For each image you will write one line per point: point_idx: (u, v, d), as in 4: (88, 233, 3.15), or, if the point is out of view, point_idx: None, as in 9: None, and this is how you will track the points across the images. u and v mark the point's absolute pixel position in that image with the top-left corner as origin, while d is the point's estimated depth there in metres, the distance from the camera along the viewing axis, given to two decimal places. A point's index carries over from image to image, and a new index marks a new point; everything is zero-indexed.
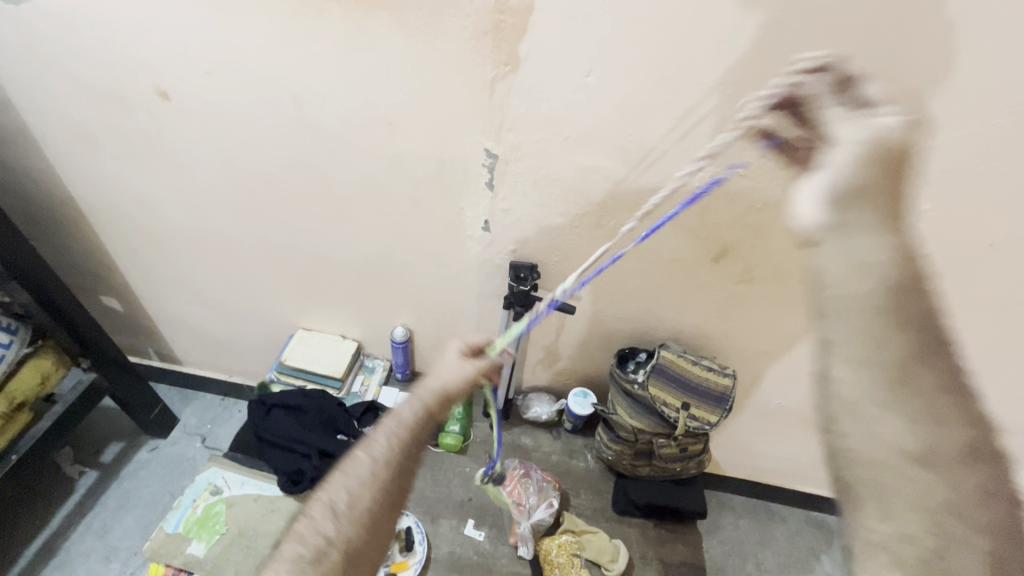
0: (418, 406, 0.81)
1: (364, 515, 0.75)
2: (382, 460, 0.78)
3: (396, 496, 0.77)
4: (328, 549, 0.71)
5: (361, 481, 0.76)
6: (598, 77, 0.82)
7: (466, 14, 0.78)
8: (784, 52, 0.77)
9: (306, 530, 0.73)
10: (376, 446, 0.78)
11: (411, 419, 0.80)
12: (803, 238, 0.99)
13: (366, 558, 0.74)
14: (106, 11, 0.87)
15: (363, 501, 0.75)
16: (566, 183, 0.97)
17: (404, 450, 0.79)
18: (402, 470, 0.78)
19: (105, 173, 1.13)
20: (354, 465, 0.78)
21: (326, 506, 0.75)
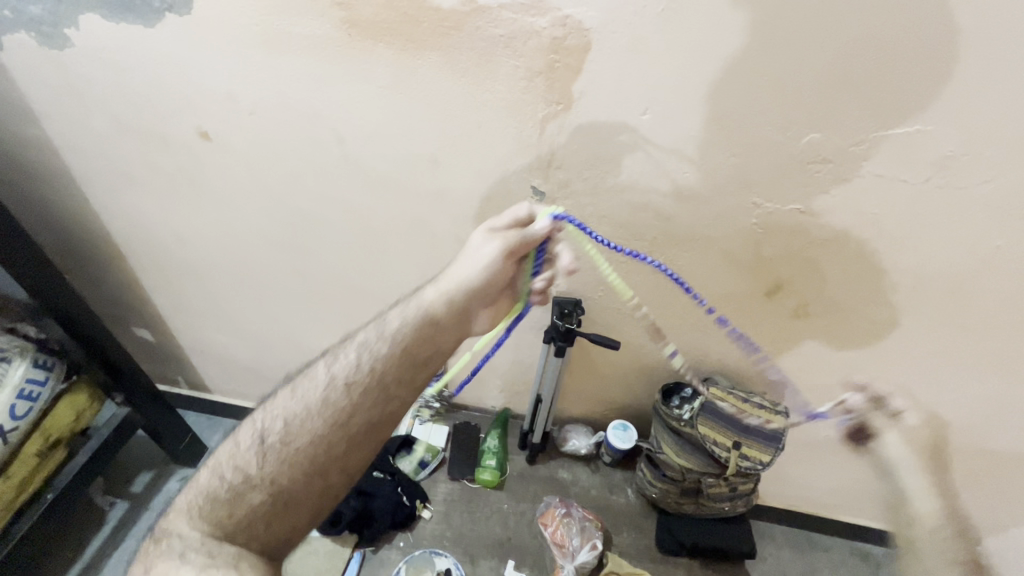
0: (421, 317, 0.75)
1: (303, 451, 0.66)
2: (367, 368, 0.70)
3: (366, 411, 0.69)
4: (275, 447, 0.66)
5: (306, 411, 0.68)
6: (655, 115, 0.79)
7: (519, 55, 0.75)
8: (854, 88, 0.73)
9: (260, 421, 0.69)
10: (362, 350, 0.72)
11: (406, 327, 0.73)
12: (864, 273, 0.94)
13: (325, 470, 0.66)
14: (151, 56, 0.86)
15: (329, 409, 0.68)
16: (614, 219, 0.94)
17: (393, 360, 0.71)
18: (389, 386, 0.70)
19: (144, 210, 1.12)
20: (331, 368, 0.71)
21: (288, 398, 0.70)
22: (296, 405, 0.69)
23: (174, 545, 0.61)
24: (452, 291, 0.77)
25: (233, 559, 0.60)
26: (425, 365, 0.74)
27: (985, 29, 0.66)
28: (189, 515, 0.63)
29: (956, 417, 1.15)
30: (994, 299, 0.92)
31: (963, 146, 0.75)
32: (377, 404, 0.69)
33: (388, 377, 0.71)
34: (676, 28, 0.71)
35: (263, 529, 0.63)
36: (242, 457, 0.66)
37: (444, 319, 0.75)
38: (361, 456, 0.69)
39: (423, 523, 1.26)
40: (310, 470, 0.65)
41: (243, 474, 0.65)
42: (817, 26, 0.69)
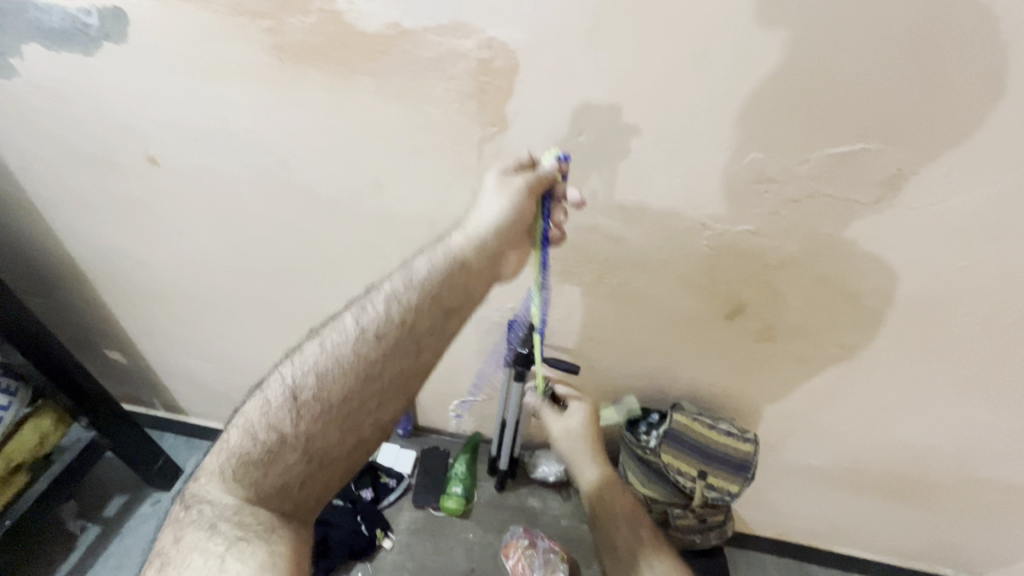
0: (453, 264, 0.67)
1: (335, 406, 0.61)
2: (399, 317, 0.64)
3: (400, 360, 0.64)
4: (310, 403, 0.61)
5: (334, 363, 0.63)
6: (591, 136, 0.78)
7: (449, 78, 0.75)
8: (791, 107, 0.70)
9: (289, 374, 0.64)
10: (392, 299, 0.65)
11: (439, 272, 0.67)
12: (825, 294, 0.89)
13: (358, 424, 0.63)
14: (95, 86, 0.86)
15: (362, 359, 0.63)
16: (563, 242, 0.92)
17: (426, 307, 0.65)
18: (419, 335, 0.64)
19: (103, 236, 1.12)
20: (360, 317, 0.65)
21: (317, 350, 0.65)
22: (328, 358, 0.63)
23: (204, 515, 0.56)
24: (483, 235, 0.69)
25: (266, 527, 0.57)
26: (458, 312, 0.67)
27: (923, 43, 0.63)
28: (220, 477, 0.60)
29: (944, 446, 1.07)
30: (965, 320, 0.86)
31: (911, 164, 0.72)
32: (408, 355, 0.64)
33: (421, 325, 0.64)
34: (602, 49, 0.69)
35: (298, 490, 0.60)
36: (275, 411, 0.62)
37: (479, 262, 0.68)
38: (394, 407, 0.64)
39: (384, 553, 1.23)
40: (345, 425, 0.62)
41: (276, 429, 0.61)
42: (747, 45, 0.66)
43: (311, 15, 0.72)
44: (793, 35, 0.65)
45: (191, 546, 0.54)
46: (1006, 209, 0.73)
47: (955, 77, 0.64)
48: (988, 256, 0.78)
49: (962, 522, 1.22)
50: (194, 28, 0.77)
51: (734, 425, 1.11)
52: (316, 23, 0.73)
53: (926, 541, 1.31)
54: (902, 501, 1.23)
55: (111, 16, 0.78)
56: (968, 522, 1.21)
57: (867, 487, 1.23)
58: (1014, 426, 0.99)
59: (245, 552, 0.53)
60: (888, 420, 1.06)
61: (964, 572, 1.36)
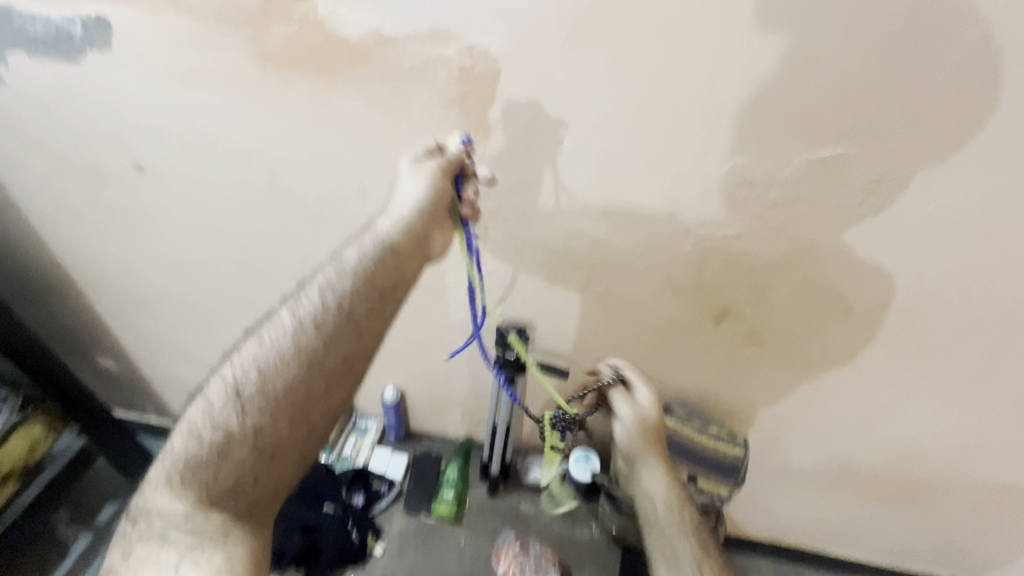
0: (382, 249, 0.68)
1: (278, 395, 0.62)
2: (335, 304, 0.65)
3: (341, 345, 0.65)
4: (253, 396, 0.62)
5: (275, 355, 0.64)
6: (573, 141, 0.78)
7: (431, 85, 0.75)
8: (772, 112, 0.71)
9: (230, 372, 0.65)
10: (326, 288, 0.66)
11: (370, 259, 0.67)
12: (810, 298, 0.89)
13: (307, 415, 0.64)
14: (80, 94, 0.86)
15: (301, 350, 0.64)
16: (549, 247, 0.92)
17: (360, 289, 0.66)
18: (359, 317, 0.65)
19: (91, 243, 1.12)
20: (297, 310, 0.66)
21: (255, 346, 0.65)
22: (269, 353, 0.64)
23: (154, 527, 0.58)
24: (406, 216, 0.69)
25: (220, 534, 0.58)
26: (394, 293, 0.68)
27: (898, 47, 0.63)
28: (167, 484, 0.60)
29: (933, 446, 1.07)
30: (950, 321, 0.86)
31: (892, 167, 0.72)
32: (350, 339, 0.65)
33: (358, 309, 0.65)
34: (582, 55, 0.70)
35: (252, 485, 0.61)
36: (220, 411, 0.62)
37: (407, 245, 0.69)
38: (345, 391, 0.66)
39: (375, 559, 1.22)
40: (295, 413, 0.63)
41: (222, 429, 0.61)
42: (727, 51, 0.67)
43: (293, 23, 0.72)
44: (770, 40, 0.65)
45: (145, 559, 0.56)
46: (986, 210, 0.73)
47: (932, 80, 0.65)
48: (970, 257, 0.78)
49: (953, 522, 1.22)
50: (177, 37, 0.77)
51: (723, 426, 1.14)
52: (298, 31, 0.73)
53: (919, 542, 1.30)
54: (894, 502, 1.22)
55: (95, 24, 0.78)
56: (959, 522, 1.21)
57: (858, 488, 1.22)
58: (1002, 427, 0.99)
59: (201, 559, 0.56)
60: (877, 422, 1.06)
61: (958, 573, 1.35)
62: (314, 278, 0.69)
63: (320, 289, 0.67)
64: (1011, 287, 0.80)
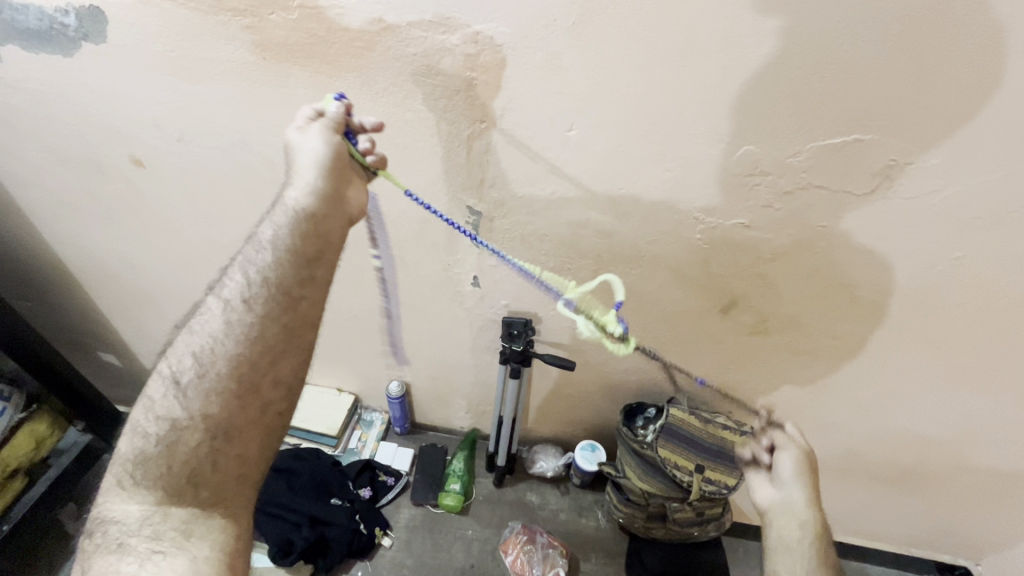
0: (298, 220, 0.64)
1: (218, 380, 0.62)
2: (260, 281, 0.64)
3: (273, 320, 0.63)
4: (193, 383, 0.62)
5: (207, 340, 0.63)
6: (580, 130, 0.76)
7: (435, 74, 0.74)
8: (784, 98, 0.69)
9: (168, 366, 0.64)
10: (247, 267, 0.64)
11: (286, 229, 0.64)
12: (817, 286, 0.89)
13: (254, 391, 0.63)
14: (75, 88, 0.85)
15: (234, 331, 0.63)
16: (555, 238, 0.91)
17: (284, 262, 0.64)
18: (291, 290, 0.64)
19: (91, 239, 1.11)
20: (223, 295, 0.65)
21: (188, 338, 0.64)
22: (203, 340, 0.63)
23: (111, 535, 0.57)
24: (313, 178, 0.64)
25: (182, 533, 0.58)
26: (321, 262, 0.66)
27: (917, 30, 0.61)
28: (124, 483, 0.60)
29: (940, 433, 1.07)
30: (959, 309, 0.86)
31: (906, 154, 0.71)
32: (284, 313, 0.64)
33: (288, 283, 0.64)
34: (589, 42, 0.68)
35: (210, 471, 0.60)
36: (162, 407, 0.62)
37: (327, 208, 0.66)
38: (290, 362, 0.65)
39: (383, 551, 1.23)
40: (243, 394, 0.62)
41: (169, 422, 0.61)
42: (740, 36, 0.65)
43: (293, 12, 0.71)
44: (785, 24, 0.63)
45: (107, 566, 0.55)
46: (1001, 198, 0.72)
47: (950, 64, 0.63)
48: (983, 244, 0.77)
49: (957, 507, 1.22)
50: (173, 27, 0.75)
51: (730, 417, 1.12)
52: (297, 20, 0.71)
53: (922, 526, 1.31)
54: (899, 488, 1.22)
55: (88, 16, 0.76)
56: (963, 507, 1.21)
57: (863, 474, 1.22)
58: (1009, 413, 0.99)
59: (162, 562, 0.55)
60: (883, 409, 1.06)
61: (961, 557, 1.36)
62: (234, 261, 0.66)
63: (240, 271, 0.64)
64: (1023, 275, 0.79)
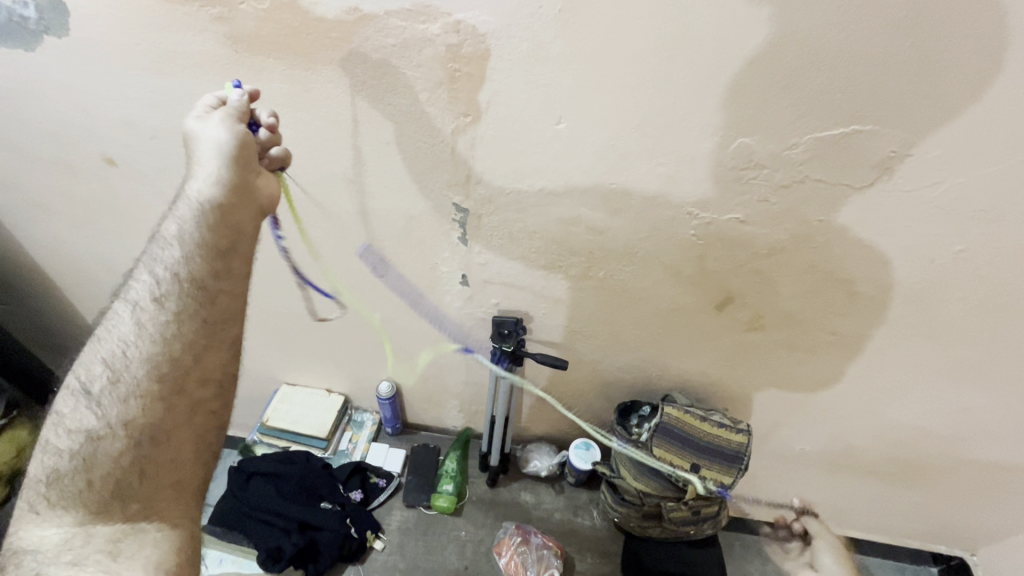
0: (204, 212, 0.62)
1: (138, 384, 0.58)
2: (171, 276, 0.61)
3: (194, 317, 0.61)
4: (108, 390, 0.58)
5: (119, 344, 0.59)
6: (569, 123, 0.73)
7: (416, 66, 0.70)
8: (781, 89, 0.66)
9: (78, 376, 0.60)
10: (155, 265, 0.62)
11: (193, 222, 0.62)
12: (815, 282, 0.86)
13: (181, 390, 0.60)
14: (39, 83, 0.81)
15: (150, 331, 0.59)
16: (545, 235, 0.88)
17: (197, 257, 0.62)
18: (208, 283, 0.62)
19: (66, 241, 1.08)
20: (131, 297, 0.62)
21: (99, 346, 0.60)
22: (114, 345, 0.60)
23: (26, 565, 0.52)
24: (217, 168, 0.63)
25: (108, 554, 0.54)
26: (234, 255, 0.64)
27: (919, 16, 0.59)
28: (39, 505, 0.55)
29: (937, 426, 1.06)
30: (958, 303, 0.84)
31: (907, 145, 0.68)
32: (201, 308, 0.61)
33: (201, 276, 0.62)
34: (576, 31, 0.65)
35: (137, 482, 0.57)
36: (73, 420, 0.57)
37: (234, 198, 0.63)
38: (219, 358, 0.62)
39: (375, 554, 1.21)
40: (168, 396, 0.59)
41: (82, 434, 0.57)
42: (734, 23, 0.62)
43: (264, 1, 0.67)
44: (780, 11, 0.60)
45: None
46: (1003, 190, 0.70)
47: (954, 51, 0.60)
48: (985, 237, 0.75)
49: (954, 499, 1.21)
50: (138, 18, 0.71)
51: (726, 415, 1.09)
52: (269, 10, 0.68)
53: (918, 518, 1.30)
54: (896, 481, 1.21)
55: (50, 7, 0.72)
56: (960, 499, 1.21)
57: (859, 469, 1.21)
58: (1007, 406, 0.98)
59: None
60: (880, 404, 1.04)
61: (956, 547, 1.35)
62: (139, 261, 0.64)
63: (145, 269, 0.62)
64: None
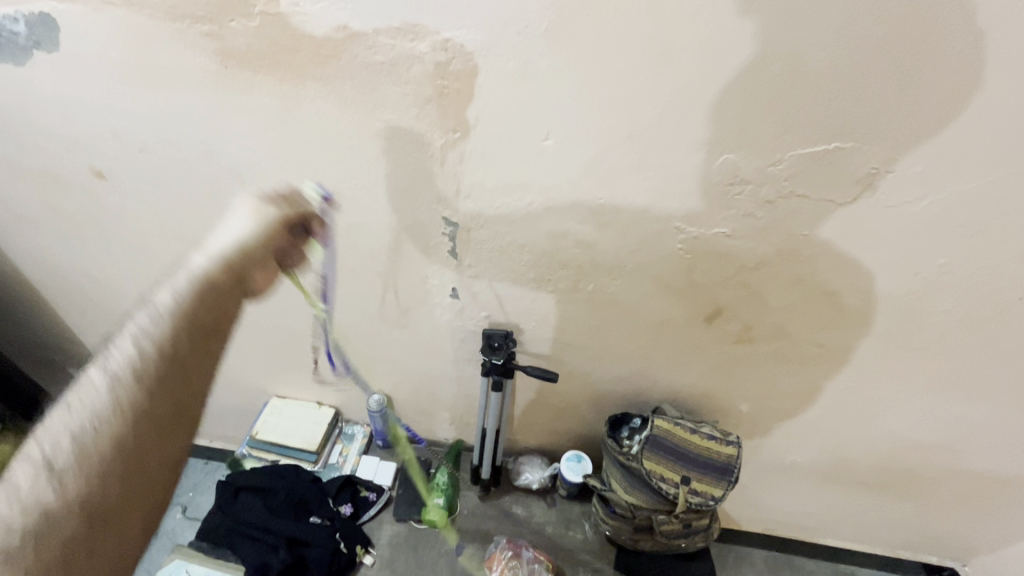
0: (198, 284, 0.62)
1: (104, 448, 0.50)
2: (155, 341, 0.57)
3: (173, 386, 0.56)
4: (66, 459, 0.49)
5: (83, 410, 0.52)
6: (557, 139, 0.74)
7: (405, 82, 0.71)
8: (765, 106, 0.67)
9: (23, 450, 0.50)
10: (137, 331, 0.57)
11: (186, 295, 0.60)
12: (802, 294, 0.87)
13: (147, 463, 0.53)
14: (27, 96, 0.81)
15: (124, 394, 0.53)
16: (535, 249, 0.89)
17: (183, 324, 0.58)
18: (189, 353, 0.58)
19: (53, 253, 1.07)
20: (104, 361, 0.55)
21: (54, 416, 0.52)
22: (82, 408, 0.52)
23: None
24: (226, 248, 0.66)
25: None
26: (222, 330, 0.62)
27: (896, 37, 0.60)
28: None
29: (925, 437, 1.06)
30: (942, 315, 0.85)
31: (888, 161, 0.70)
32: (180, 376, 0.57)
33: (185, 344, 0.58)
34: (563, 49, 0.66)
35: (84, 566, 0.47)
36: (21, 490, 0.47)
37: (230, 280, 0.64)
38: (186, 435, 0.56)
39: (364, 570, 1.20)
40: (131, 468, 0.51)
41: (30, 506, 0.47)
42: (717, 42, 0.63)
43: (254, 18, 0.67)
44: (762, 31, 0.62)
45: None
46: (982, 204, 0.71)
47: (931, 71, 0.62)
48: (967, 250, 0.76)
49: (944, 509, 1.22)
50: (128, 34, 0.72)
51: (716, 426, 1.09)
52: (259, 27, 0.68)
53: (909, 528, 1.30)
54: (886, 492, 1.22)
55: (39, 22, 0.72)
56: (950, 509, 1.21)
57: (850, 480, 1.21)
58: (992, 416, 0.99)
59: None
60: (869, 416, 1.05)
61: (948, 557, 1.35)
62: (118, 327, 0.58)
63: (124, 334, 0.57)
64: (1004, 280, 0.78)
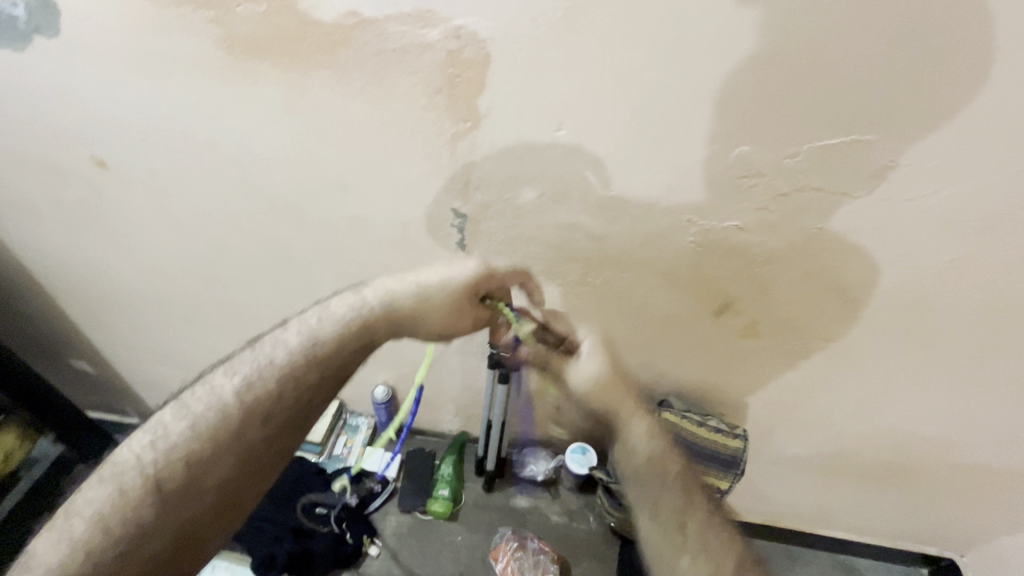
0: (332, 331, 0.72)
1: (207, 450, 0.63)
2: (276, 377, 0.68)
3: (275, 417, 0.67)
4: (179, 453, 0.61)
5: (210, 415, 0.64)
6: (569, 130, 0.73)
7: (415, 71, 0.70)
8: (781, 97, 0.66)
9: (164, 423, 0.64)
10: (267, 363, 0.69)
11: (326, 340, 0.71)
12: (812, 289, 0.87)
13: (244, 487, 0.66)
14: (28, 84, 0.79)
15: (236, 411, 0.65)
16: (543, 242, 0.88)
17: (309, 366, 0.70)
18: (299, 401, 0.69)
19: (54, 244, 1.06)
20: (230, 378, 0.67)
21: (196, 401, 0.65)
22: (198, 412, 0.64)
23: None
24: (392, 299, 0.75)
25: None
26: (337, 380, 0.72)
27: (919, 27, 0.59)
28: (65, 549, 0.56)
29: (929, 431, 1.07)
30: (953, 310, 0.84)
31: (905, 155, 0.69)
32: (276, 416, 0.67)
33: (304, 383, 0.69)
34: (577, 39, 0.64)
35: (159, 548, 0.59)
36: (144, 459, 0.61)
37: (359, 338, 0.73)
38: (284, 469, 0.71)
39: (370, 560, 1.20)
40: (245, 477, 0.66)
41: (145, 478, 0.60)
42: (734, 32, 0.62)
43: (260, 4, 0.66)
44: (781, 20, 0.60)
45: None
46: (998, 199, 0.70)
47: (953, 63, 0.60)
48: (979, 245, 0.76)
49: (945, 501, 1.22)
50: (131, 20, 0.70)
51: (722, 420, 1.11)
52: (265, 13, 0.67)
53: (909, 520, 1.31)
54: (888, 484, 1.22)
55: (39, 8, 0.70)
56: (951, 501, 1.22)
57: (852, 472, 1.22)
58: (999, 410, 0.99)
59: None
60: (874, 410, 1.05)
61: (946, 548, 1.36)
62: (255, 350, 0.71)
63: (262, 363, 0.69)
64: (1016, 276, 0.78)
